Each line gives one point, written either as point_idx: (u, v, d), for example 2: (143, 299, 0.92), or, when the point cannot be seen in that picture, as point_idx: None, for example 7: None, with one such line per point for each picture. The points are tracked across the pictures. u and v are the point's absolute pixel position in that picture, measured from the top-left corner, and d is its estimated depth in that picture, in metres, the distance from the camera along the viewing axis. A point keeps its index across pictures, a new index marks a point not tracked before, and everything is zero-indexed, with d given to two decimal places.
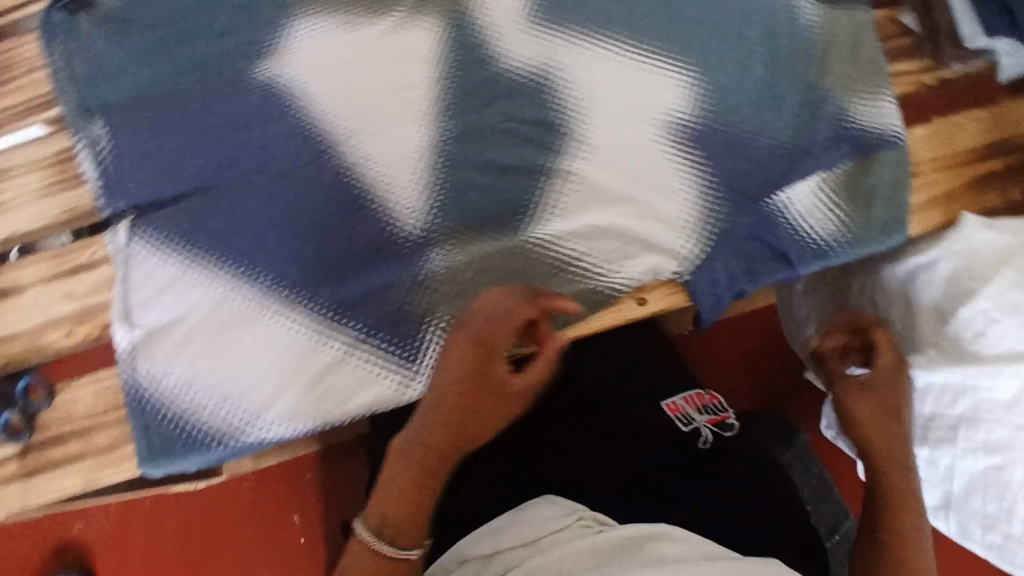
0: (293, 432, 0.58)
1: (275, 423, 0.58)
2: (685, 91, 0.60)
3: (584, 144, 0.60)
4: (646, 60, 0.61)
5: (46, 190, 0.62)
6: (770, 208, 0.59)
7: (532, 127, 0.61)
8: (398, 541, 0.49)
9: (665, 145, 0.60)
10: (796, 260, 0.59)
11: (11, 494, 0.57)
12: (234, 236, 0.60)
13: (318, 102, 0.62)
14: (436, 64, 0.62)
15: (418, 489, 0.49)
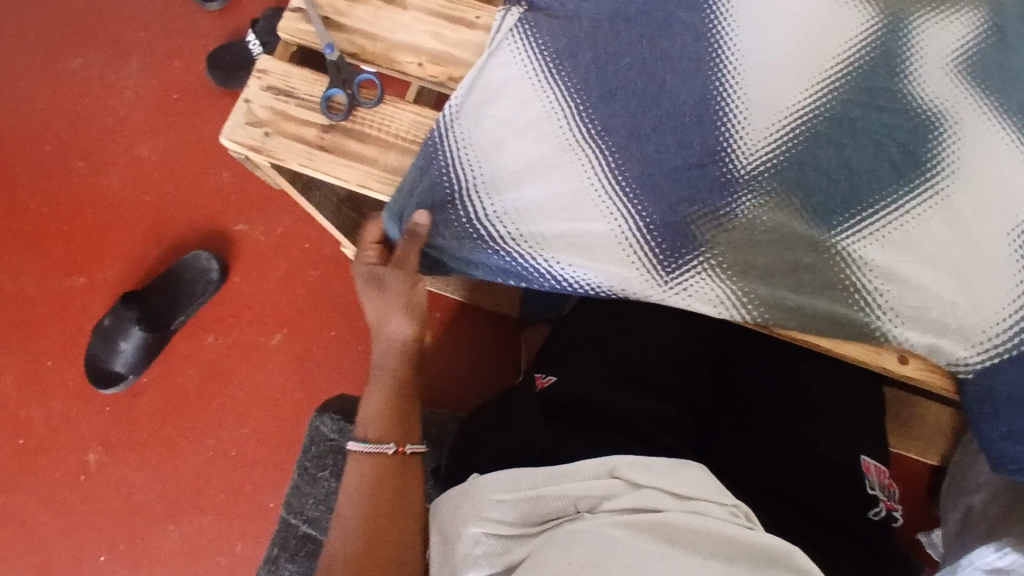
0: (529, 260, 0.59)
1: (524, 242, 0.59)
2: None
3: (940, 197, 0.59)
4: None
5: None
6: None
7: (903, 154, 0.60)
8: (377, 439, 0.58)
9: (1013, 245, 0.58)
10: None
11: (298, 152, 0.62)
12: (596, 75, 0.62)
13: (733, 13, 0.63)
14: (853, 48, 0.62)
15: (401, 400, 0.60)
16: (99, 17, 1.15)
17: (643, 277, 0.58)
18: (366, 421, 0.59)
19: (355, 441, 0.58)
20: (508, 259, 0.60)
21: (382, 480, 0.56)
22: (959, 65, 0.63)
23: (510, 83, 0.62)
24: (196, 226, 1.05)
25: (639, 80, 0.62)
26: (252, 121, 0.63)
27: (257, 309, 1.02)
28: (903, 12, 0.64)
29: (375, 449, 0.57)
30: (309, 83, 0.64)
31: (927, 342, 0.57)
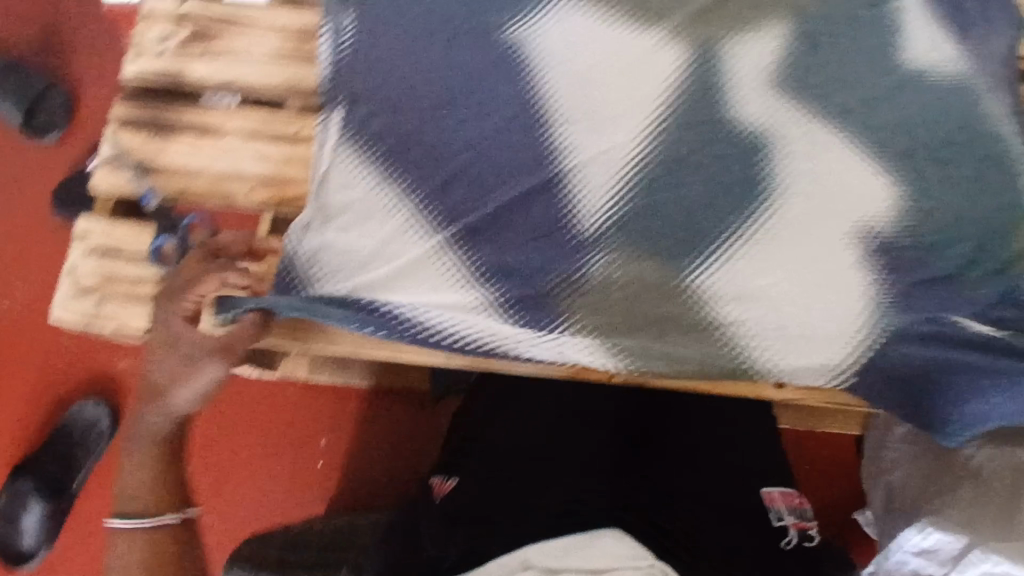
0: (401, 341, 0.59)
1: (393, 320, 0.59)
2: (889, 205, 0.61)
3: (777, 217, 0.61)
4: (863, 163, 0.62)
5: (279, 56, 0.64)
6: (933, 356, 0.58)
7: (736, 181, 0.62)
8: (152, 511, 0.53)
9: (851, 248, 0.60)
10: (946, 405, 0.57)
11: (136, 312, 0.59)
12: (429, 167, 0.62)
13: (553, 75, 0.63)
14: (673, 86, 0.63)
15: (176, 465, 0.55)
16: None
17: (493, 341, 0.59)
18: (132, 494, 0.53)
19: (121, 518, 0.52)
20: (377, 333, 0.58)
21: (162, 565, 0.51)
22: (779, 80, 0.64)
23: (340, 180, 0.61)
24: (72, 374, 0.98)
25: (472, 164, 0.62)
26: (80, 289, 0.60)
27: None
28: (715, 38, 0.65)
29: (152, 523, 0.52)
30: (136, 236, 0.61)
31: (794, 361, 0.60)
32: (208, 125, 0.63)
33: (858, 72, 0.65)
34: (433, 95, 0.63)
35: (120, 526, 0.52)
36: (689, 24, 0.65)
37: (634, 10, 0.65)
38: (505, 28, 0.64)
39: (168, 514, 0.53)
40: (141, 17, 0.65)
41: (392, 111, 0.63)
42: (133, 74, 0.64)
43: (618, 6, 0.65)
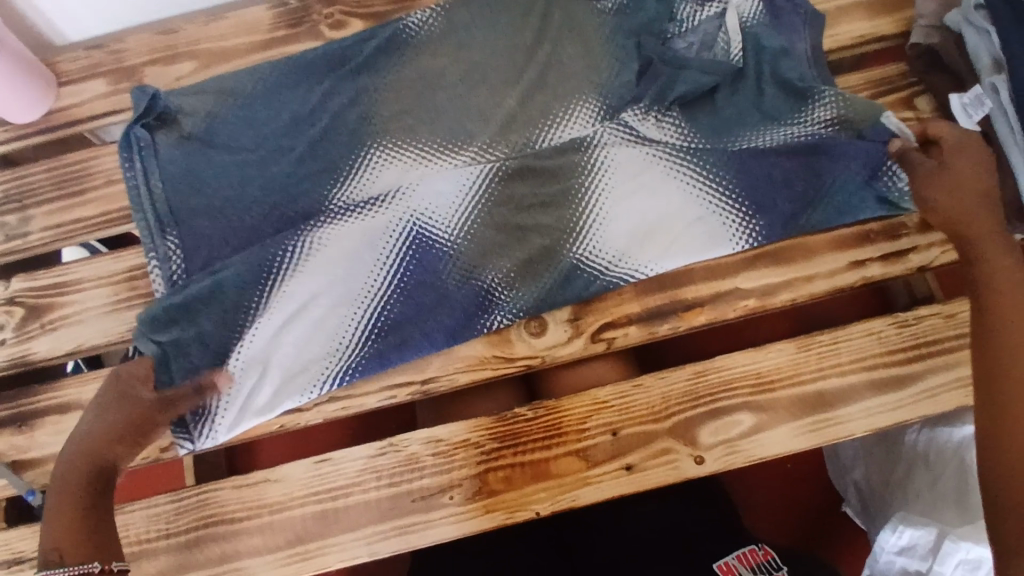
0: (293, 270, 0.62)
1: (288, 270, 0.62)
2: (738, 219, 0.64)
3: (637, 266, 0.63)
4: (702, 189, 0.64)
5: (116, 303, 0.63)
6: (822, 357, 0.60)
7: (590, 266, 0.63)
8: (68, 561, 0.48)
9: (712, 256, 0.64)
10: (840, 403, 0.59)
11: None
12: (300, 360, 0.61)
13: (391, 226, 0.63)
14: (505, 198, 0.64)
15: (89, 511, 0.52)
16: None
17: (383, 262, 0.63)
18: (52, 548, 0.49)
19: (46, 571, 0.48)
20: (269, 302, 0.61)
21: None
22: (601, 153, 0.65)
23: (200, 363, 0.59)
24: None
25: (342, 335, 0.61)
26: None
27: None
28: (527, 140, 0.67)
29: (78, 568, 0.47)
30: (30, 534, 0.59)
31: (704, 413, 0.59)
32: (65, 400, 0.61)
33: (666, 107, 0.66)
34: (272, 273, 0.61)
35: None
36: (499, 134, 0.67)
37: (444, 140, 0.67)
38: (330, 198, 0.65)
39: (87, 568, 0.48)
40: None
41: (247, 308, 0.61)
42: None
43: (423, 133, 0.67)
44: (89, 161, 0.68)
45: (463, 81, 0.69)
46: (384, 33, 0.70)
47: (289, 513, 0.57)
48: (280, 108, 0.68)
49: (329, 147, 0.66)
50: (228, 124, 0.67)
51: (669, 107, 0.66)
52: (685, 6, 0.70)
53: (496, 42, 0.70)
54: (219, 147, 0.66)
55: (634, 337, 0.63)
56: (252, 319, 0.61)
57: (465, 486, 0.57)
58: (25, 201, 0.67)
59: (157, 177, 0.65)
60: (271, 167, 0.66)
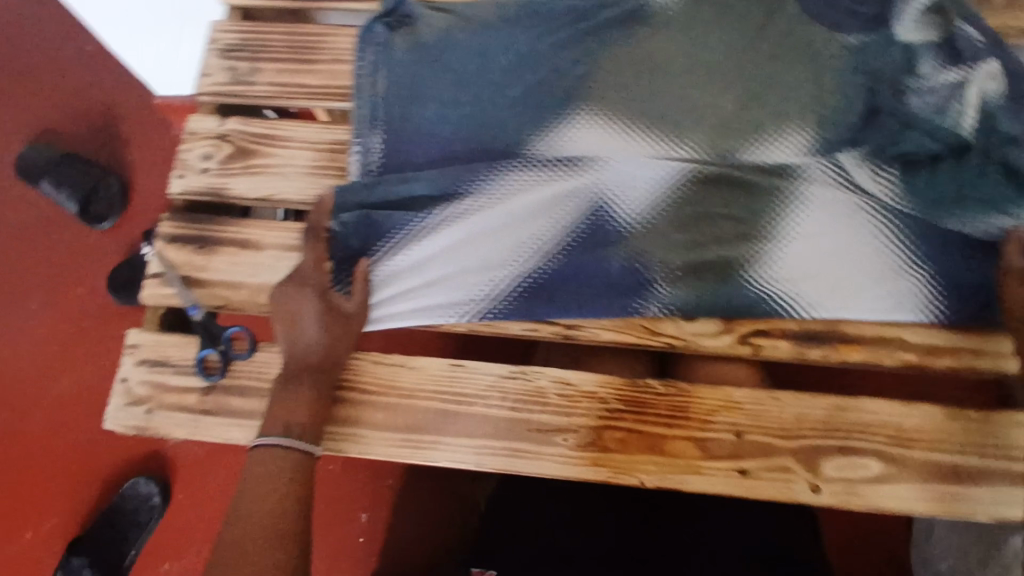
0: (482, 198, 0.65)
1: (475, 196, 0.65)
2: (920, 286, 0.63)
3: (804, 296, 0.64)
4: (892, 247, 0.64)
5: (315, 169, 0.68)
6: (969, 428, 0.58)
7: (757, 289, 0.63)
8: (300, 435, 0.52)
9: (886, 313, 0.63)
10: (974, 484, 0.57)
11: (182, 422, 0.61)
12: (459, 281, 0.64)
13: (583, 186, 0.65)
14: (695, 200, 0.65)
15: (322, 394, 0.55)
16: (13, 269, 1.19)
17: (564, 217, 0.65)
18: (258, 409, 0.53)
19: (273, 435, 0.52)
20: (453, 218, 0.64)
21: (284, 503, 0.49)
22: (803, 184, 0.66)
23: (375, 247, 0.64)
24: (130, 464, 1.08)
25: (508, 267, 0.64)
26: (131, 400, 0.62)
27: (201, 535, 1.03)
28: (731, 149, 0.67)
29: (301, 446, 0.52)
30: (179, 342, 0.63)
31: (831, 443, 0.58)
32: (248, 238, 0.66)
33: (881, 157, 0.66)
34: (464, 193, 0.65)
35: (269, 442, 0.51)
36: (707, 134, 0.67)
37: (653, 123, 0.68)
38: (532, 143, 0.67)
39: (314, 444, 0.53)
40: (188, 135, 0.70)
41: (425, 219, 0.64)
42: (179, 191, 0.68)
43: (635, 110, 0.68)
44: (325, 35, 0.72)
45: (688, 73, 0.69)
46: (629, 5, 0.72)
47: (415, 402, 0.60)
48: (510, 44, 0.71)
49: (545, 95, 0.69)
50: (459, 44, 0.70)
51: (888, 162, 0.65)
52: (928, 64, 0.67)
53: (731, 46, 0.71)
54: (445, 62, 0.70)
55: (782, 352, 0.63)
56: (433, 227, 0.64)
57: (580, 434, 0.59)
58: (259, 54, 0.72)
59: (383, 72, 0.70)
60: (487, 96, 0.69)
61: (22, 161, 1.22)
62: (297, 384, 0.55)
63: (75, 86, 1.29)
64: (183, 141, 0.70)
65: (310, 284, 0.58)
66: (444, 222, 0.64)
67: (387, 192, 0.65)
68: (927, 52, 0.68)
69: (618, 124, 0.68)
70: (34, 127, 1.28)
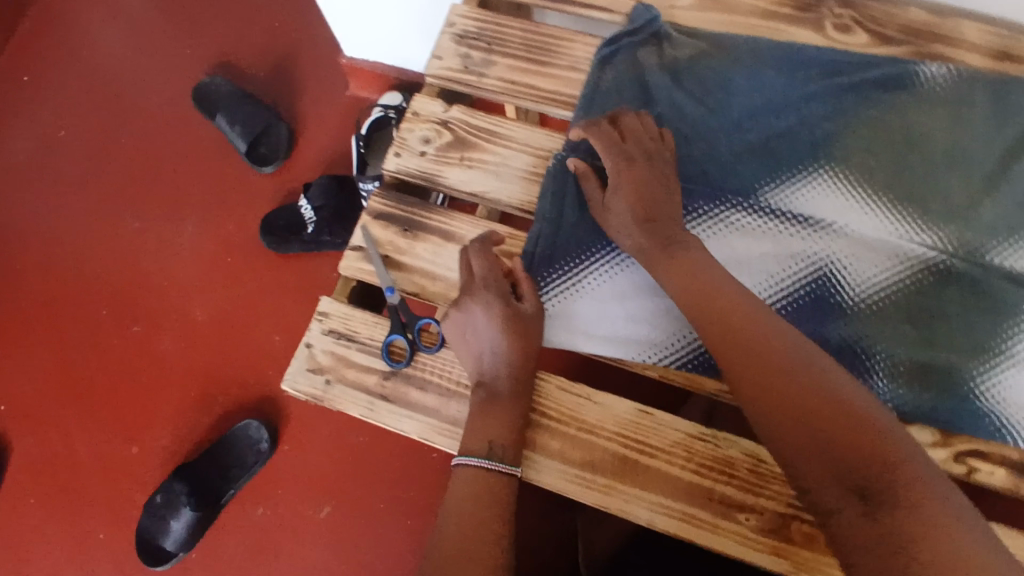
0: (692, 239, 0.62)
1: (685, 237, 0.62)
2: None
3: None
4: None
5: (530, 175, 0.67)
6: None
7: (986, 407, 0.57)
8: (505, 457, 0.54)
9: None
10: None
11: (359, 401, 0.60)
12: (657, 318, 0.60)
13: (806, 254, 0.62)
14: (932, 292, 0.60)
15: (520, 419, 0.56)
16: (173, 191, 1.24)
17: (778, 282, 0.61)
18: (468, 432, 0.55)
19: (477, 456, 0.54)
20: None
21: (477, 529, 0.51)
22: None
23: (580, 268, 0.62)
24: (241, 404, 1.10)
25: None
26: (313, 366, 0.62)
27: (295, 490, 1.05)
28: (978, 245, 0.61)
29: (503, 468, 0.53)
30: (369, 321, 0.63)
31: None
32: (453, 231, 0.65)
33: None
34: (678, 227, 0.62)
35: (469, 461, 0.54)
36: (955, 225, 0.62)
37: (899, 201, 0.63)
38: (760, 194, 0.64)
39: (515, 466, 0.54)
40: (410, 115, 0.70)
41: None
42: (392, 168, 0.68)
43: (878, 185, 0.63)
44: (563, 41, 0.71)
45: (942, 155, 0.64)
46: (891, 71, 0.67)
47: (595, 440, 0.57)
48: (753, 86, 0.67)
49: (783, 147, 0.65)
50: (701, 76, 0.68)
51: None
52: None
53: (996, 136, 0.65)
54: (682, 91, 0.67)
55: (999, 480, 0.58)
56: (636, 257, 0.61)
57: (765, 517, 0.55)
58: (493, 47, 0.72)
59: (616, 89, 0.68)
60: (720, 135, 0.66)
61: (201, 91, 1.27)
62: (499, 403, 0.55)
63: (261, 32, 1.33)
64: (404, 119, 0.70)
65: (486, 293, 0.57)
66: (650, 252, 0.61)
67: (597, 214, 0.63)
68: None
69: (858, 195, 0.63)
70: (216, 61, 1.32)
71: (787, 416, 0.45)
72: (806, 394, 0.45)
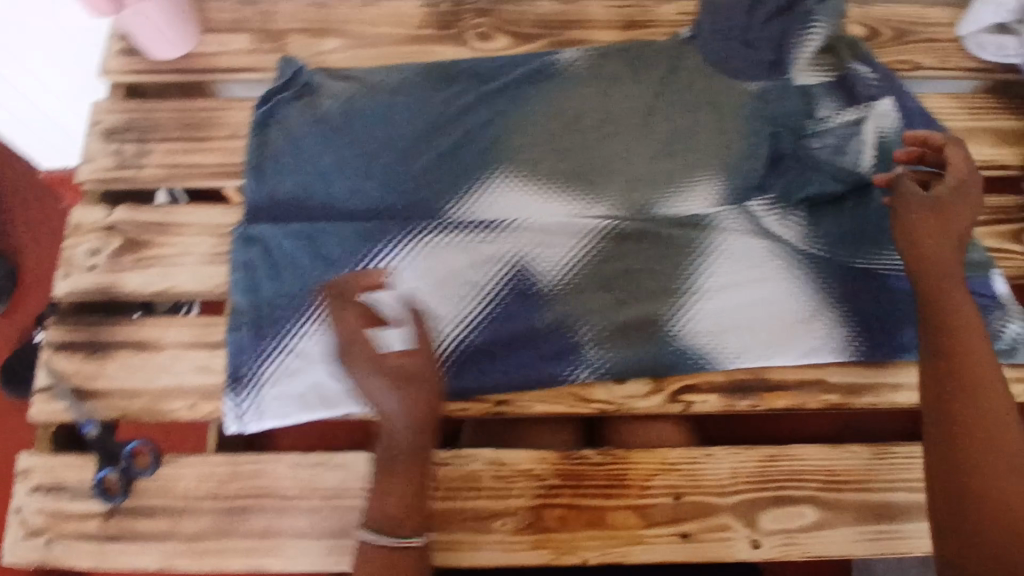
0: (388, 273, 0.62)
1: (382, 275, 0.62)
2: (839, 331, 0.63)
3: (721, 350, 0.62)
4: (809, 287, 0.64)
5: (214, 256, 0.65)
6: (884, 461, 0.60)
7: (684, 343, 0.62)
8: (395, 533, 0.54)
9: (821, 358, 0.62)
10: (899, 518, 0.58)
11: (83, 553, 0.55)
12: (372, 360, 0.60)
13: (499, 255, 0.63)
14: (615, 256, 0.64)
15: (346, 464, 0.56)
16: None
17: (481, 288, 0.62)
18: None
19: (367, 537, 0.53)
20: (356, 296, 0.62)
21: None
22: (718, 238, 0.65)
23: (286, 335, 0.60)
24: None
25: (428, 340, 0.61)
26: (23, 533, 0.56)
27: None
28: (645, 202, 0.66)
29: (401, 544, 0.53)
30: (77, 463, 0.58)
31: (774, 492, 0.58)
32: (144, 340, 0.62)
33: (795, 192, 0.66)
34: (367, 266, 0.62)
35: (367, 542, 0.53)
36: (621, 191, 0.67)
37: (567, 181, 0.66)
38: (444, 209, 0.65)
39: (412, 538, 0.53)
40: (72, 230, 0.65)
41: (327, 298, 0.61)
42: (64, 292, 0.64)
43: (547, 173, 0.67)
44: (218, 111, 0.69)
45: (597, 128, 0.68)
46: (533, 63, 0.70)
47: (341, 503, 0.56)
48: (413, 108, 0.68)
49: (453, 161, 0.66)
50: (361, 112, 0.67)
51: (795, 206, 0.66)
52: (825, 107, 0.69)
53: (640, 97, 0.69)
54: (344, 131, 0.67)
55: (714, 406, 0.61)
56: (337, 308, 0.61)
57: (519, 516, 0.57)
58: (147, 135, 0.68)
59: (279, 146, 0.66)
60: (391, 164, 0.66)
61: None
62: None
63: None
64: (67, 236, 0.65)
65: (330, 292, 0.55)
66: None
67: (288, 278, 0.62)
68: (824, 95, 0.69)
69: (532, 187, 0.66)
70: None
71: (977, 461, 0.47)
72: (998, 458, 0.47)
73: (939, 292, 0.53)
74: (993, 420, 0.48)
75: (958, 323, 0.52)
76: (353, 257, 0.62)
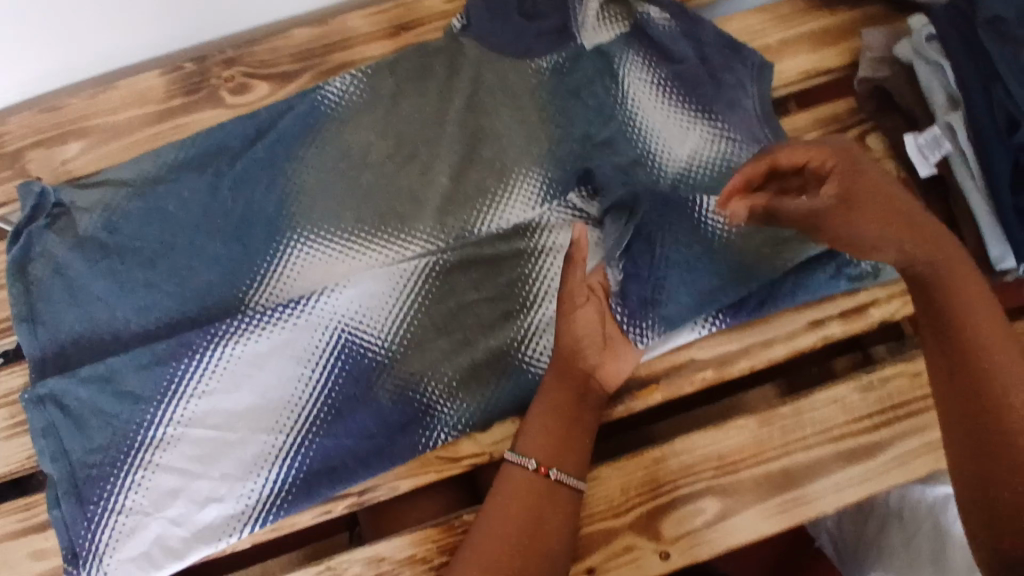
0: (201, 393, 0.55)
1: (195, 396, 0.55)
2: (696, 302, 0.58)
3: None
4: None
5: (15, 427, 0.58)
6: (774, 425, 0.57)
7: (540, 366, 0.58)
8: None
9: (683, 336, 0.58)
10: (802, 481, 0.56)
11: None
12: (213, 493, 0.54)
13: (316, 334, 0.56)
14: (444, 294, 0.58)
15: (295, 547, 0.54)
16: None
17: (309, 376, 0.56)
18: None
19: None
20: (175, 427, 0.55)
21: None
22: (551, 241, 0.59)
23: (112, 493, 0.54)
24: None
25: (267, 450, 0.55)
26: None
27: None
28: (463, 224, 0.60)
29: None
30: None
31: (670, 494, 0.55)
32: None
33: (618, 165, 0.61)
34: (177, 392, 0.55)
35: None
36: (436, 218, 0.60)
37: (373, 227, 0.60)
38: (248, 299, 0.58)
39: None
40: None
41: (145, 441, 0.55)
42: None
43: (349, 224, 0.59)
44: None
45: (392, 156, 0.61)
46: (299, 106, 0.62)
47: None
48: (184, 194, 0.60)
49: (243, 241, 0.59)
50: (127, 216, 0.59)
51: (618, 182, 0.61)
52: (627, 64, 0.64)
53: (429, 109, 0.63)
54: (115, 244, 0.59)
55: None
56: (159, 448, 0.55)
57: None
58: None
59: (47, 284, 0.58)
60: (176, 266, 0.58)
61: None
62: None
63: None
64: None
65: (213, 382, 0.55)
66: (169, 435, 0.55)
67: (96, 431, 0.55)
68: (622, 51, 0.64)
69: (336, 246, 0.59)
70: None
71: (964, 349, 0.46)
72: (973, 342, 0.46)
73: (952, 289, 0.47)
74: (975, 315, 0.46)
75: (970, 317, 0.47)
76: (156, 386, 0.55)
